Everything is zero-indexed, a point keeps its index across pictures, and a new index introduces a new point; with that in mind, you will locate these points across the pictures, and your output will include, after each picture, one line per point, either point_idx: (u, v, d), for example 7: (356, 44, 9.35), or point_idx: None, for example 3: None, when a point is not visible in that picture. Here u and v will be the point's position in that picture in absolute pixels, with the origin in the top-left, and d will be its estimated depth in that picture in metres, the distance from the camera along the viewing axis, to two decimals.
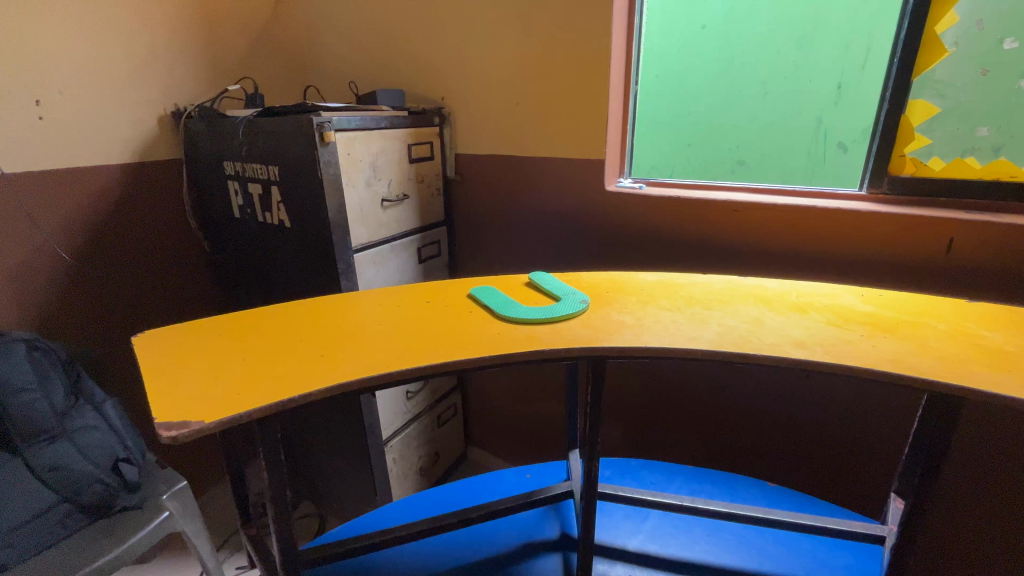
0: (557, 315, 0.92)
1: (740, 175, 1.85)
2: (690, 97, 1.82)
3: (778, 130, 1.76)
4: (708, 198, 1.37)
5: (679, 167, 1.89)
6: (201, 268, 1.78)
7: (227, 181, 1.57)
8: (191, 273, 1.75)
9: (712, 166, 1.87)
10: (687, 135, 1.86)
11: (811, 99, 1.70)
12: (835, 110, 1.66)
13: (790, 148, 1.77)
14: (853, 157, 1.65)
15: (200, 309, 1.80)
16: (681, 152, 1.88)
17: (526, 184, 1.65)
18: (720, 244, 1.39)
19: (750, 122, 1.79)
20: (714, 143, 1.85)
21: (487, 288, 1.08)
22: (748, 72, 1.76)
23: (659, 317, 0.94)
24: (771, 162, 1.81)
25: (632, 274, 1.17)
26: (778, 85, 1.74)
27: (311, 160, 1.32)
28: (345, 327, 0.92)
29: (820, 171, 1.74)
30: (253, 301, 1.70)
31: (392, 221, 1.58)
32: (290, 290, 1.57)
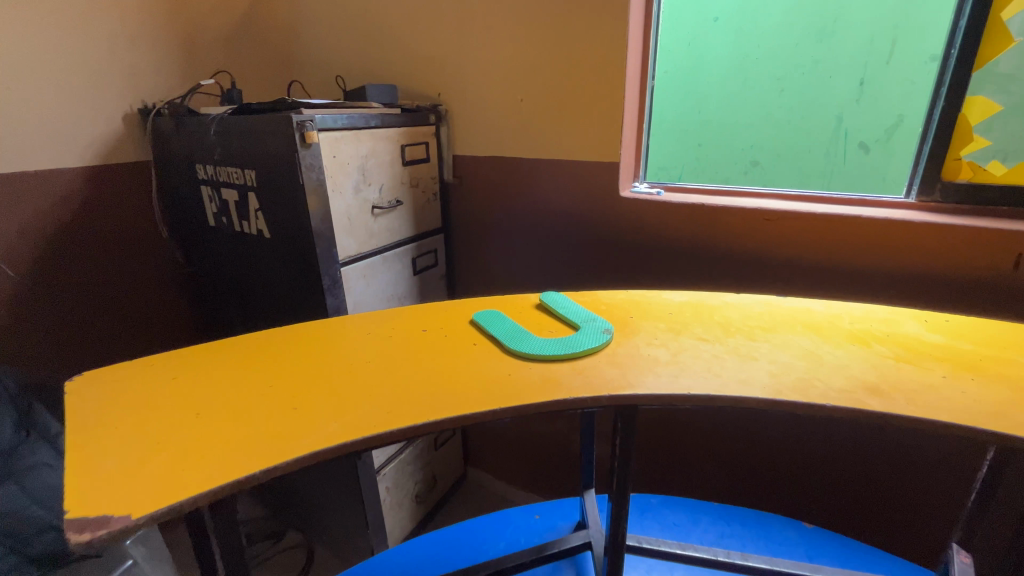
0: (578, 350, 0.78)
1: (756, 177, 1.66)
2: (700, 94, 1.66)
3: (795, 128, 1.60)
4: (737, 206, 1.23)
5: (688, 168, 1.71)
6: (174, 281, 1.62)
7: (200, 187, 1.41)
8: (162, 289, 1.59)
9: (723, 167, 1.70)
10: (696, 134, 1.69)
11: (830, 95, 1.55)
12: (856, 108, 1.52)
13: (807, 147, 1.60)
14: (877, 158, 1.52)
15: (173, 325, 1.64)
16: (690, 152, 1.70)
17: (532, 189, 1.50)
18: (750, 256, 1.25)
19: (764, 119, 1.63)
20: (725, 142, 1.67)
21: (493, 312, 0.93)
22: (764, 66, 1.60)
23: (697, 351, 0.80)
24: (787, 163, 1.64)
25: (657, 294, 1.03)
26: (795, 83, 1.59)
27: (292, 164, 1.17)
28: (328, 363, 0.77)
29: (841, 174, 1.58)
30: (231, 318, 1.54)
31: (384, 230, 1.43)
32: (271, 308, 1.41)
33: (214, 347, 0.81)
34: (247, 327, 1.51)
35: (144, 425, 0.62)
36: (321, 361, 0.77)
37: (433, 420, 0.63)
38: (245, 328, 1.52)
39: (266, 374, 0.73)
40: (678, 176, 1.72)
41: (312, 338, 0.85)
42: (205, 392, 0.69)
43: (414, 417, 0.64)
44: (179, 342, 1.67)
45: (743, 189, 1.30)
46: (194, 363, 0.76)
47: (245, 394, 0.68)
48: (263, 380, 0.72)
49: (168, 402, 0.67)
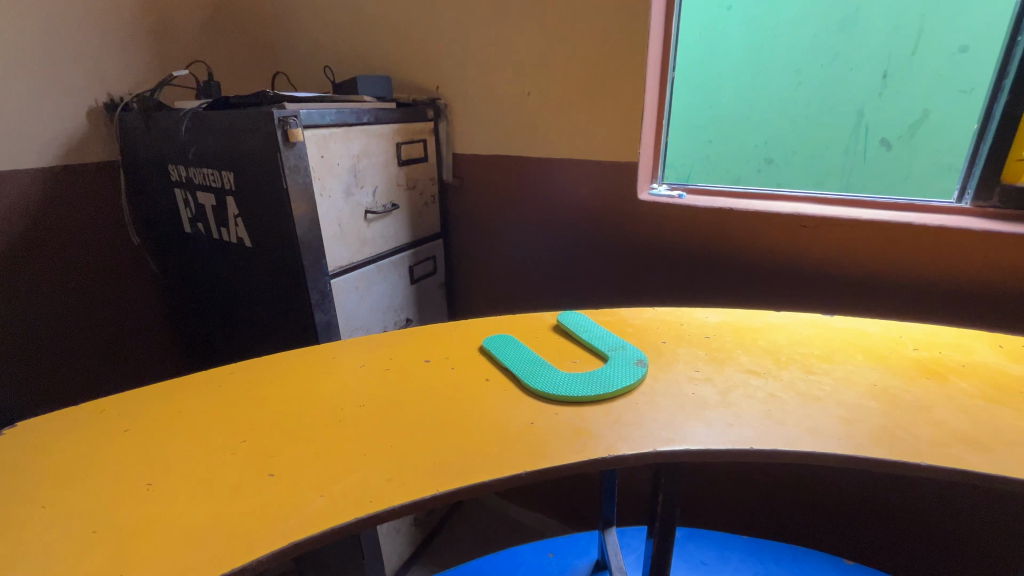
0: (611, 390, 0.66)
1: (769, 177, 1.47)
2: (709, 85, 1.46)
3: (813, 125, 1.41)
4: (770, 210, 1.10)
5: (697, 167, 1.52)
6: (148, 293, 1.47)
7: (173, 189, 1.27)
8: (136, 302, 1.45)
9: (733, 166, 1.50)
10: (707, 130, 1.49)
11: (850, 89, 1.35)
12: (879, 103, 1.33)
13: (825, 145, 1.41)
14: (900, 156, 1.34)
15: (147, 341, 1.50)
16: (699, 150, 1.51)
17: (540, 191, 1.38)
18: (783, 267, 1.12)
19: (780, 116, 1.43)
20: (736, 139, 1.48)
21: (507, 338, 0.81)
22: (779, 58, 1.39)
23: (747, 388, 0.68)
24: (803, 161, 1.44)
25: (689, 312, 0.92)
26: (814, 75, 1.37)
27: (273, 166, 1.04)
28: (313, 408, 0.64)
29: (860, 174, 1.39)
30: (211, 335, 1.41)
31: (378, 236, 1.30)
32: (254, 324, 1.28)
33: (178, 388, 0.68)
34: (229, 344, 1.38)
35: (81, 503, 0.50)
36: (306, 406, 0.65)
37: (445, 490, 0.51)
38: (226, 346, 1.38)
39: (238, 426, 0.61)
40: (687, 176, 1.52)
41: (297, 374, 0.72)
42: (163, 452, 0.56)
43: (421, 487, 0.51)
44: (156, 360, 1.53)
45: (774, 192, 1.18)
46: (152, 411, 0.63)
47: (210, 454, 0.56)
48: (234, 433, 0.59)
49: (113, 468, 0.54)
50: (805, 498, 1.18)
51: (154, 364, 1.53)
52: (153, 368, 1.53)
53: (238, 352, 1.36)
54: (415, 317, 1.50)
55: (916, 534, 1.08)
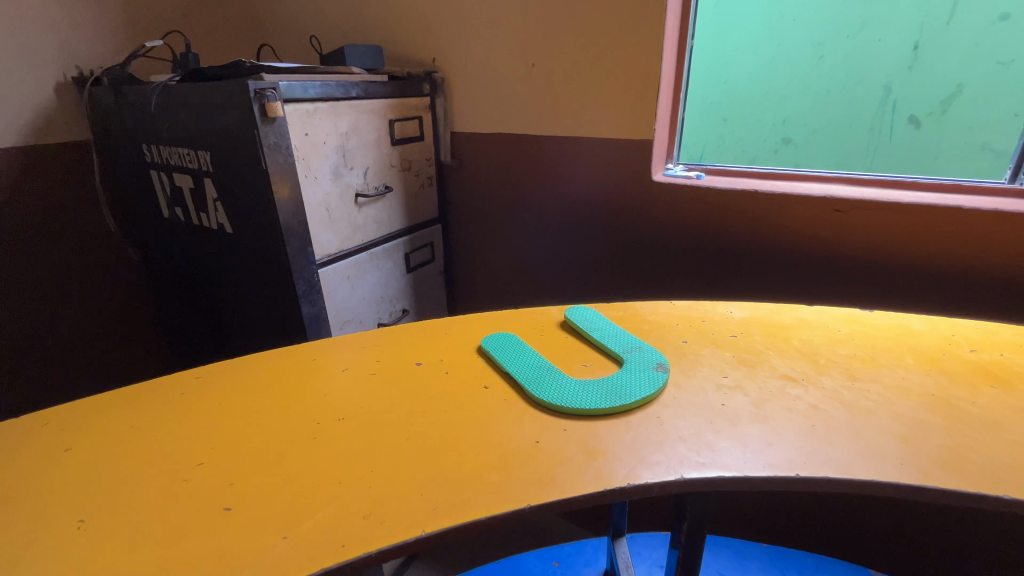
0: (627, 402, 0.57)
1: (786, 158, 1.36)
2: (725, 59, 1.33)
3: (836, 102, 1.28)
4: (800, 192, 0.99)
5: (710, 146, 1.40)
6: (128, 280, 1.39)
7: (149, 171, 1.18)
8: (117, 291, 1.38)
9: (750, 146, 1.39)
10: (723, 106, 1.36)
11: (877, 62, 1.21)
12: (908, 77, 1.19)
13: (847, 124, 1.28)
14: (929, 135, 1.20)
15: (132, 330, 1.43)
16: (713, 128, 1.38)
17: (545, 172, 1.28)
18: (812, 255, 1.02)
19: (801, 92, 1.30)
20: (754, 117, 1.36)
21: (511, 337, 0.73)
22: (800, 29, 1.26)
23: (784, 398, 0.59)
24: (825, 141, 1.31)
25: (711, 306, 0.83)
26: (840, 48, 1.24)
27: (250, 144, 0.94)
28: (283, 422, 0.56)
29: (886, 153, 1.25)
30: (196, 327, 1.33)
31: (370, 221, 1.21)
32: (238, 317, 1.20)
33: (133, 397, 0.60)
34: (214, 337, 1.30)
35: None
36: (276, 419, 0.56)
37: (434, 530, 0.42)
38: (211, 339, 1.31)
39: (195, 445, 0.52)
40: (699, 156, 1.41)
41: (270, 379, 0.64)
42: (102, 481, 0.48)
43: (403, 527, 0.43)
44: (142, 351, 1.46)
45: (802, 172, 1.08)
46: (99, 426, 0.55)
47: (157, 483, 0.47)
48: (189, 455, 0.51)
49: (43, 502, 0.46)
50: (828, 500, 1.11)
51: (139, 356, 1.46)
52: (137, 361, 1.46)
53: (223, 345, 1.28)
54: (411, 308, 1.41)
55: (949, 544, 1.00)
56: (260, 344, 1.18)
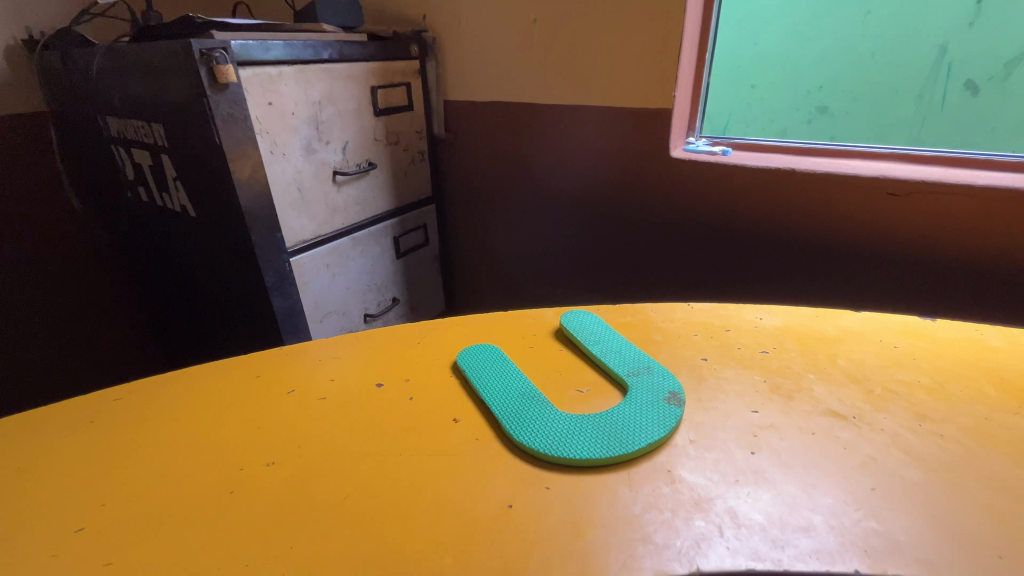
0: (629, 449, 0.45)
1: (819, 129, 1.15)
2: (753, 12, 1.12)
3: (882, 63, 1.06)
4: (848, 171, 0.83)
5: (735, 116, 1.19)
6: (105, 271, 1.26)
7: (108, 146, 1.06)
8: (95, 284, 1.24)
9: (776, 116, 1.18)
10: (748, 70, 1.16)
11: (934, 14, 1.00)
12: (969, 34, 0.98)
13: (894, 89, 1.06)
14: (988, 104, 0.99)
15: (112, 327, 1.30)
16: (739, 95, 1.18)
17: (549, 146, 1.13)
18: (859, 247, 0.86)
19: (841, 50, 1.09)
20: (784, 81, 1.16)
21: (493, 352, 0.61)
22: None
23: (832, 444, 0.46)
24: (867, 110, 1.09)
25: (736, 312, 0.69)
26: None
27: (201, 115, 0.81)
28: (198, 465, 0.45)
29: (933, 124, 1.04)
30: (182, 324, 1.20)
31: (350, 202, 1.08)
32: (221, 317, 1.07)
33: (30, 429, 0.50)
34: (197, 334, 1.17)
35: None
36: (191, 461, 0.46)
37: None
38: (192, 336, 1.19)
39: (86, 500, 0.42)
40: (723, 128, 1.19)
41: (199, 403, 0.54)
42: None
43: None
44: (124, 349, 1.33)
45: (848, 147, 0.92)
46: None
47: (23, 560, 0.38)
48: (74, 513, 0.41)
49: None
50: None
51: (122, 355, 1.33)
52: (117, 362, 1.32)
53: (204, 344, 1.16)
54: (403, 296, 1.29)
55: None
56: (237, 341, 1.07)
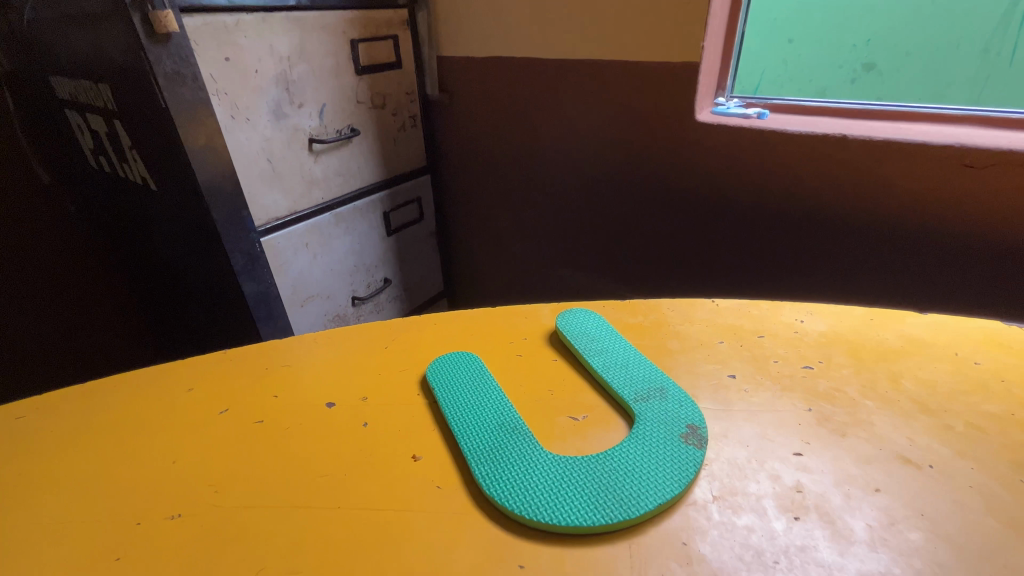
0: (629, 514, 0.34)
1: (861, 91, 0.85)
2: None
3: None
4: (915, 138, 0.68)
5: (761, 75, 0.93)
6: (89, 257, 1.07)
7: (65, 112, 0.93)
8: (78, 271, 1.07)
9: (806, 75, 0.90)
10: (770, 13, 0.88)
11: None
12: None
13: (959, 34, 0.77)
14: None
15: (104, 319, 1.13)
16: (772, 53, 0.91)
17: (556, 110, 0.99)
18: (920, 230, 0.71)
19: None
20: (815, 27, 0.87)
21: (471, 363, 0.50)
22: None
23: (903, 509, 0.35)
24: (922, 63, 0.80)
25: (772, 312, 0.57)
26: None
27: (142, 73, 0.69)
28: (98, 516, 0.37)
29: (1008, 81, 0.76)
30: (174, 316, 1.03)
31: (331, 174, 0.96)
32: (213, 306, 0.92)
33: None
34: (191, 326, 1.01)
35: None
36: (92, 508, 0.38)
37: None
38: (186, 331, 1.04)
39: None
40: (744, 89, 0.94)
41: (117, 425, 0.45)
42: None
43: None
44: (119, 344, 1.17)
45: (911, 110, 0.77)
46: None
47: None
48: None
49: None
50: None
51: (116, 349, 1.17)
52: (108, 357, 1.16)
53: (198, 340, 1.02)
54: (394, 276, 1.19)
55: None
56: (216, 334, 0.97)
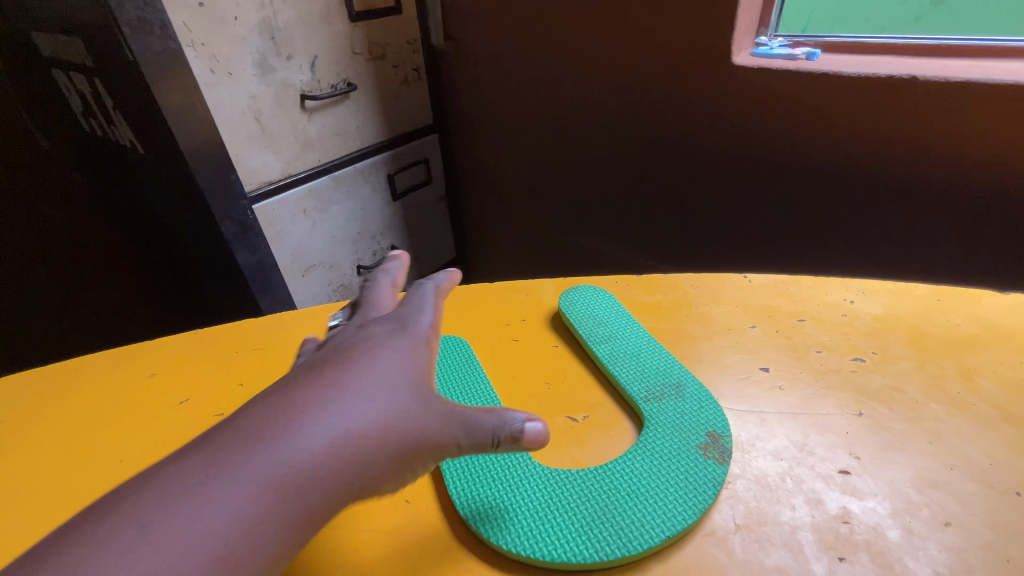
0: (628, 550, 0.28)
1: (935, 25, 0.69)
2: None
3: None
4: (1004, 78, 0.56)
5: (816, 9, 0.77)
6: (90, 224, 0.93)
7: (41, 64, 0.78)
8: (80, 241, 0.93)
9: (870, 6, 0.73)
10: None
11: None
12: None
13: None
14: None
15: (114, 293, 1.00)
16: None
17: (573, 57, 0.88)
18: (996, 190, 0.61)
19: None
20: None
21: (457, 350, 0.44)
22: None
23: (982, 553, 0.28)
24: None
25: (815, 290, 0.48)
26: None
27: (105, 23, 0.63)
28: (39, 512, 0.37)
29: None
30: (195, 284, 0.93)
31: (327, 134, 0.89)
32: (232, 269, 0.83)
33: None
34: (215, 293, 0.91)
35: None
36: (31, 503, 0.37)
37: None
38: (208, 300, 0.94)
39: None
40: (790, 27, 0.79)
41: (68, 413, 0.44)
42: None
43: None
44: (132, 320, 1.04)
45: (996, 44, 0.64)
46: None
47: None
48: None
49: None
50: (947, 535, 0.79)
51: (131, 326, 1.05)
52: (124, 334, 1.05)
53: (223, 308, 0.92)
54: (401, 243, 1.13)
55: None
56: (218, 306, 0.93)
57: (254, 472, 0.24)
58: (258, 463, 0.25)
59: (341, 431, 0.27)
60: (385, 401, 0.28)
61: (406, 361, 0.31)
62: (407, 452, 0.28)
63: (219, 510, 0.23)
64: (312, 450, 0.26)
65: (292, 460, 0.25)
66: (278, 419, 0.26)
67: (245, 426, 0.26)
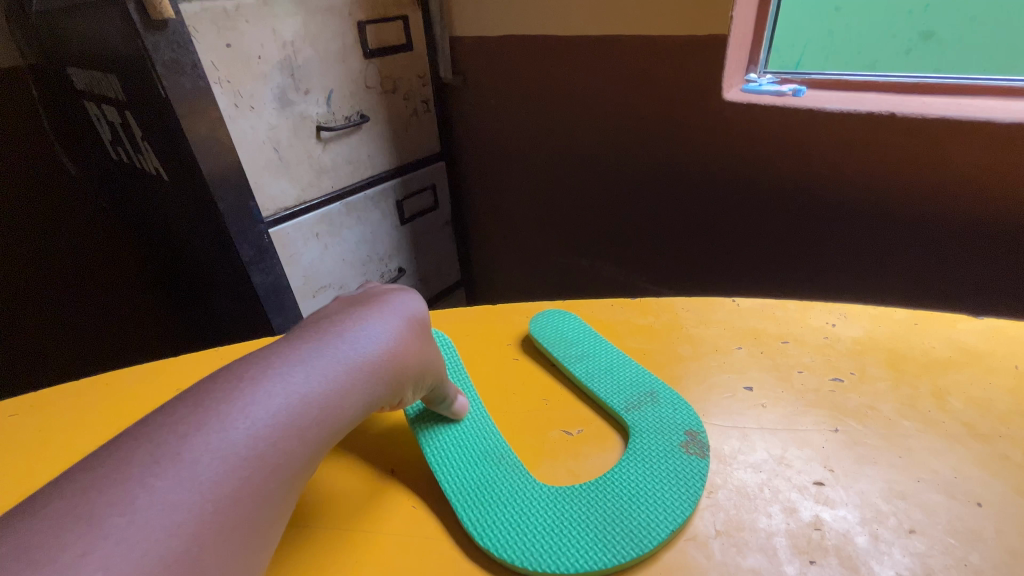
0: (639, 546, 0.31)
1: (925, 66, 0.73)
2: None
3: None
4: (977, 116, 0.60)
5: (813, 49, 0.81)
6: (113, 247, 0.97)
7: (75, 98, 0.84)
8: (103, 262, 0.97)
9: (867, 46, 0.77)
10: None
11: None
12: None
13: None
14: None
15: (131, 312, 1.04)
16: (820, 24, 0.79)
17: (573, 92, 0.93)
18: (972, 219, 0.64)
19: None
20: None
21: (459, 370, 0.47)
22: None
23: (944, 558, 0.30)
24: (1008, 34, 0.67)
25: (800, 314, 0.51)
26: None
27: (140, 63, 0.68)
28: None
29: None
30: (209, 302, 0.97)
31: (340, 161, 0.94)
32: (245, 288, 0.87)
33: None
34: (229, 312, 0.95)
35: None
36: None
37: None
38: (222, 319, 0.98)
39: None
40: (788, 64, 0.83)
41: (30, 450, 0.46)
42: None
43: None
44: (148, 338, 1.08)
45: (975, 84, 0.67)
46: None
47: None
48: None
49: None
50: None
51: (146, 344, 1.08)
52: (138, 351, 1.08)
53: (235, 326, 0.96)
54: (408, 265, 1.16)
55: None
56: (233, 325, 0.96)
57: (325, 364, 0.32)
58: (322, 357, 0.32)
59: (377, 346, 0.35)
60: (410, 335, 0.37)
61: (413, 308, 0.40)
62: (421, 370, 0.37)
63: (289, 389, 0.30)
64: (368, 358, 0.34)
65: (345, 357, 0.33)
66: (345, 331, 0.34)
67: (311, 341, 0.33)
